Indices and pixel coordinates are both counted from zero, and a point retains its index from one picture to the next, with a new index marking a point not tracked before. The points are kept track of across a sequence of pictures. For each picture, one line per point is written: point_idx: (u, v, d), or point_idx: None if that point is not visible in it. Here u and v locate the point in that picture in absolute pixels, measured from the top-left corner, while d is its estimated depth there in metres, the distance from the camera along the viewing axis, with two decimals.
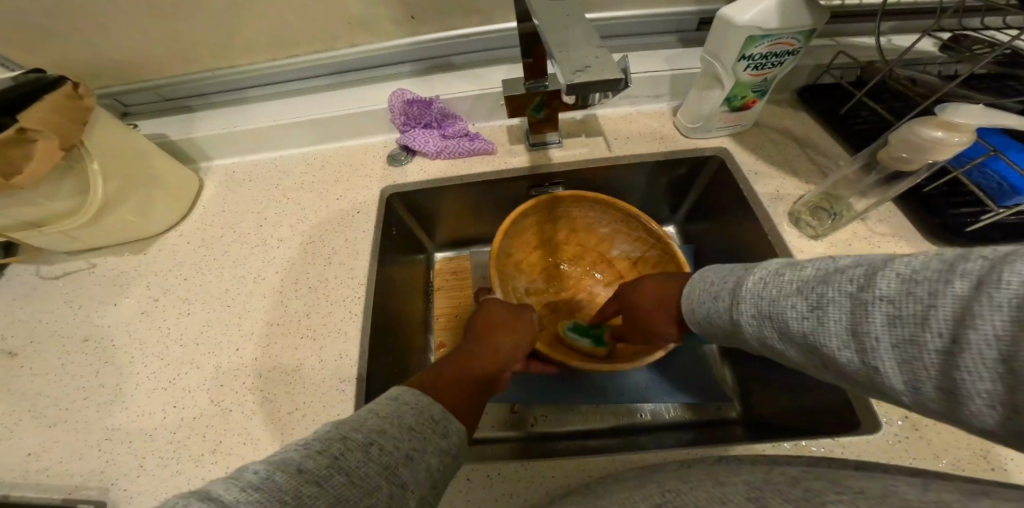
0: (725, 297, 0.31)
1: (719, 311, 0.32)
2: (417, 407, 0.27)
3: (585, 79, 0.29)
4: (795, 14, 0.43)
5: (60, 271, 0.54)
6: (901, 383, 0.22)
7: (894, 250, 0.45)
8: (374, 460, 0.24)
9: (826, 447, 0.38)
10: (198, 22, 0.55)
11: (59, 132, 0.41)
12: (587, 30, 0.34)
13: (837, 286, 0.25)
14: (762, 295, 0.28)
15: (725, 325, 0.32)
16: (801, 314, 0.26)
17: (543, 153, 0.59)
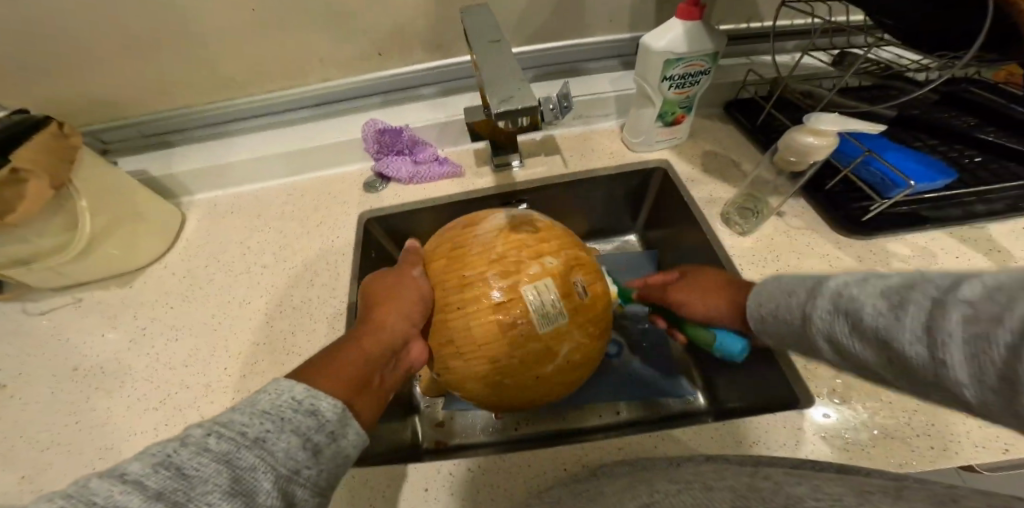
0: (805, 290, 0.29)
1: (792, 307, 0.30)
2: (275, 393, 0.26)
3: (510, 107, 0.35)
4: (700, 40, 0.51)
5: (47, 306, 0.56)
6: (956, 373, 0.20)
7: (811, 241, 0.51)
8: (213, 449, 0.21)
9: (765, 423, 0.43)
10: (175, 59, 0.60)
11: (47, 171, 0.44)
12: (516, 64, 0.40)
13: (924, 289, 0.22)
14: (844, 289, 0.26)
15: (796, 321, 0.30)
16: (880, 313, 0.23)
17: (506, 173, 0.65)
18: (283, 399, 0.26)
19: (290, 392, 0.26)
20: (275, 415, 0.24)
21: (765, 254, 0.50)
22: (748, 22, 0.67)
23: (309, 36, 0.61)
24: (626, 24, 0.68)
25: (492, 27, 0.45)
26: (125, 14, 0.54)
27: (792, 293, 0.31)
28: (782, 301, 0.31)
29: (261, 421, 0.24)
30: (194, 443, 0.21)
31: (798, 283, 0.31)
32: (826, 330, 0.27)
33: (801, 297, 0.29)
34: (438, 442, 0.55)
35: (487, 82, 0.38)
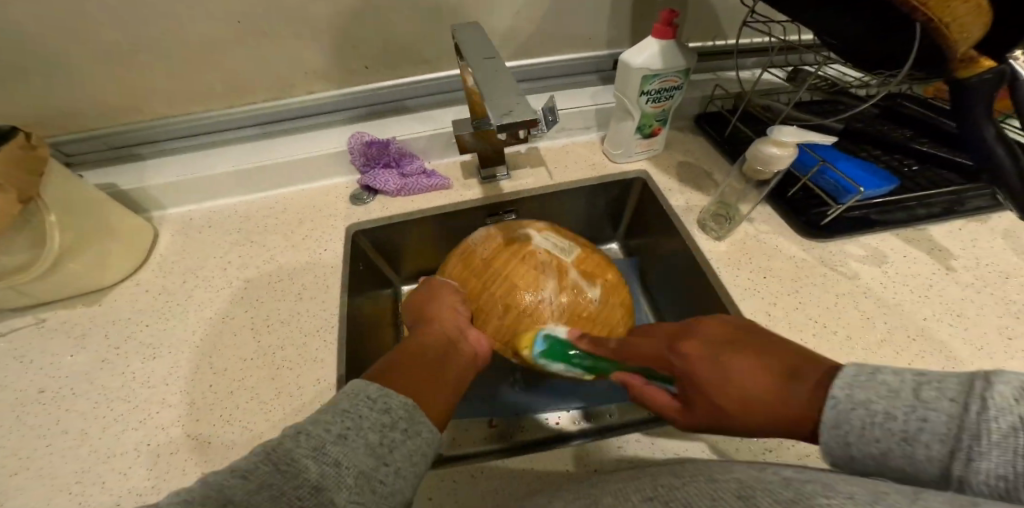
0: (905, 412, 0.22)
1: (879, 428, 0.23)
2: (349, 394, 0.28)
3: (497, 103, 0.32)
4: (673, 58, 0.55)
5: (4, 327, 0.52)
6: None
7: (778, 244, 0.55)
8: (301, 445, 0.24)
9: None
10: (153, 68, 0.59)
11: (15, 184, 0.42)
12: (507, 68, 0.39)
13: None
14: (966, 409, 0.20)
15: (888, 451, 0.22)
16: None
17: (494, 185, 0.66)
18: (361, 399, 0.28)
19: (365, 390, 0.29)
20: (351, 414, 0.27)
21: (739, 257, 0.54)
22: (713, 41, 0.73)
23: (295, 48, 0.61)
24: (602, 42, 0.72)
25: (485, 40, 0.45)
26: (99, 22, 0.53)
27: (916, 421, 0.22)
28: (883, 428, 0.23)
29: (341, 420, 0.26)
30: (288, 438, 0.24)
31: (904, 404, 0.22)
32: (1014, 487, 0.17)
33: (936, 428, 0.21)
34: None
35: (478, 85, 0.36)
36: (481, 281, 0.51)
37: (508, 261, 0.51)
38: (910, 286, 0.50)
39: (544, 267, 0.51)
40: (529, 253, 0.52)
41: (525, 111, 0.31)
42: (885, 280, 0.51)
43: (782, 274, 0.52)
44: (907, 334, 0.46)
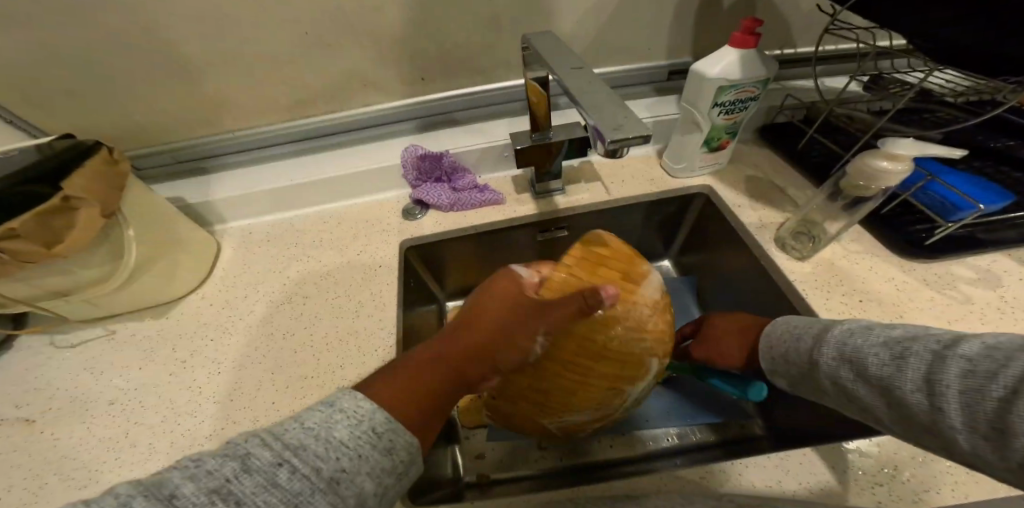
0: (811, 340, 0.35)
1: (804, 352, 0.36)
2: (354, 421, 0.27)
3: (601, 116, 0.30)
4: (751, 68, 0.52)
5: (76, 339, 0.54)
6: (957, 421, 0.24)
7: (872, 264, 0.50)
8: (283, 486, 0.23)
9: (859, 449, 0.40)
10: (221, 82, 0.60)
11: (101, 199, 0.43)
12: (598, 78, 0.37)
13: (924, 344, 0.27)
14: (848, 344, 0.32)
15: (806, 366, 0.35)
16: (881, 362, 0.29)
17: (548, 200, 0.64)
18: (363, 431, 0.27)
19: (372, 421, 0.28)
20: (350, 451, 0.26)
21: (829, 278, 0.49)
22: (781, 49, 0.72)
23: (356, 63, 0.62)
24: (660, 52, 0.70)
25: (566, 50, 0.43)
26: (177, 38, 0.55)
27: (806, 339, 0.36)
28: (793, 344, 0.37)
29: (329, 447, 0.25)
30: (259, 455, 0.24)
31: (807, 330, 0.37)
32: (831, 372, 0.33)
33: (810, 344, 0.35)
34: (480, 475, 0.52)
35: (572, 94, 0.34)
36: (561, 359, 0.39)
37: (598, 374, 0.40)
38: None
39: (601, 408, 0.42)
40: (614, 387, 0.41)
41: (637, 125, 0.29)
42: (1006, 306, 0.45)
43: (882, 296, 0.47)
44: None
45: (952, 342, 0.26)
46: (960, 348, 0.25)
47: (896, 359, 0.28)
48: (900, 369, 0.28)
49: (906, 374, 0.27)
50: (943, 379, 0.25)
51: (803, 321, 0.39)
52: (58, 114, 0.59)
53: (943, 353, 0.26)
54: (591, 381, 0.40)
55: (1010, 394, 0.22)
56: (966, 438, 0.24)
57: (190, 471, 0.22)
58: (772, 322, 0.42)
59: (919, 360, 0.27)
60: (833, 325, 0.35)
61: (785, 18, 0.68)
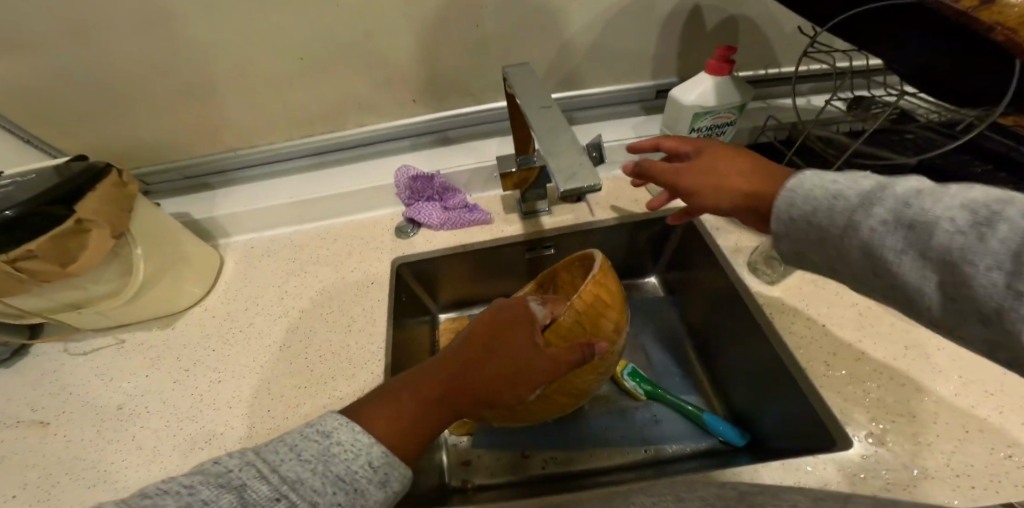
0: (855, 199, 0.29)
1: (835, 212, 0.30)
2: (352, 453, 0.29)
3: (559, 163, 0.33)
4: (726, 95, 0.55)
5: (87, 347, 0.57)
6: None
7: (840, 289, 0.56)
8: None
9: (811, 465, 0.41)
10: (224, 103, 0.64)
11: (109, 221, 0.47)
12: (564, 118, 0.40)
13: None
14: (913, 204, 0.26)
15: (835, 231, 0.30)
16: (957, 231, 0.24)
17: (535, 220, 0.67)
18: (360, 464, 0.29)
19: (369, 454, 0.30)
20: (348, 484, 0.28)
21: (796, 301, 0.55)
22: (765, 69, 0.74)
23: (352, 85, 0.65)
24: (646, 74, 0.72)
25: (539, 85, 0.46)
26: (183, 62, 0.58)
27: (844, 198, 0.30)
28: (824, 203, 0.31)
29: (323, 481, 0.27)
30: (258, 488, 0.25)
31: (847, 186, 0.30)
32: (874, 240, 0.28)
33: (851, 203, 0.29)
34: (464, 481, 0.55)
35: (537, 135, 0.37)
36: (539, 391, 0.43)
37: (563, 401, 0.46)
38: None
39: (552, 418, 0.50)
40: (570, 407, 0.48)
41: (588, 174, 0.31)
42: None
43: (846, 321, 0.53)
44: (988, 388, 0.46)
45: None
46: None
47: (979, 228, 0.23)
48: (983, 241, 0.23)
49: (992, 249, 0.23)
50: None
51: (838, 174, 0.32)
52: (75, 132, 0.64)
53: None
54: (555, 405, 0.46)
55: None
56: None
57: (187, 502, 0.23)
58: (794, 177, 0.33)
59: (1013, 231, 0.22)
60: (890, 183, 0.28)
61: (768, 41, 0.70)
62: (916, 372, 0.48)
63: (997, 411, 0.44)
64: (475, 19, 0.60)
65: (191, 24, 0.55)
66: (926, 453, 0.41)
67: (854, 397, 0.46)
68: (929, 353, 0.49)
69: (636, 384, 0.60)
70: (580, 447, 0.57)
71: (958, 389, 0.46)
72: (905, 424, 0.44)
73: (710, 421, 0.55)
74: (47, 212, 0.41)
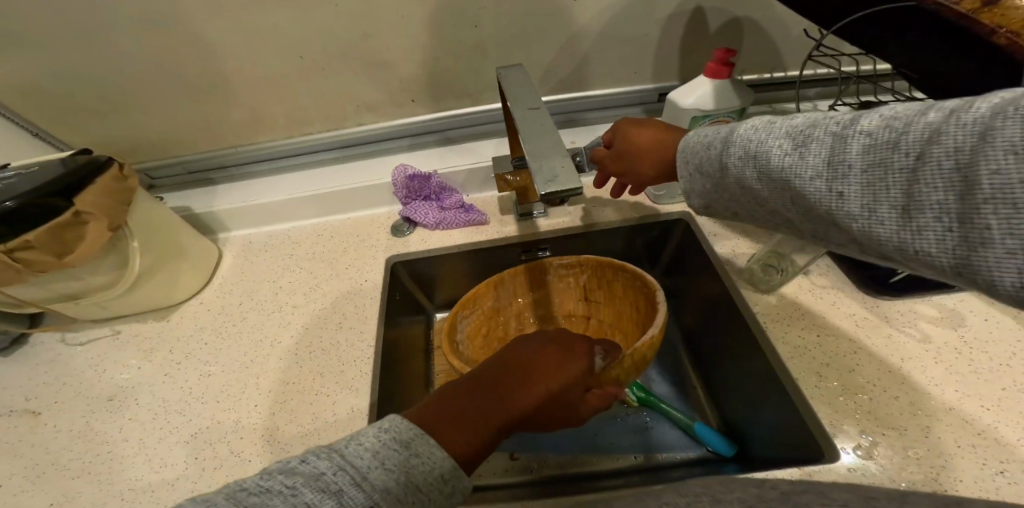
0: (716, 143, 0.34)
1: (709, 158, 0.35)
2: (427, 463, 0.25)
3: (541, 166, 0.33)
4: (725, 99, 0.54)
5: (84, 338, 0.58)
6: (858, 206, 0.24)
7: (836, 299, 0.56)
8: None
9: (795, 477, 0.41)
10: (223, 100, 0.64)
11: (106, 214, 0.47)
12: (552, 120, 0.40)
13: (826, 128, 0.27)
14: (753, 139, 0.31)
15: (712, 172, 0.34)
16: (785, 152, 0.28)
17: (530, 222, 0.67)
18: (435, 477, 0.25)
19: (441, 468, 0.25)
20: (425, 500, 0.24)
21: (792, 312, 0.55)
22: (770, 72, 0.73)
23: (350, 84, 0.65)
24: (647, 76, 0.72)
25: (530, 86, 0.46)
26: (183, 60, 0.59)
27: (711, 146, 0.34)
28: (702, 153, 0.35)
29: (408, 493, 0.23)
30: (352, 496, 0.21)
31: (713, 135, 0.35)
32: (737, 174, 0.32)
33: (715, 150, 0.34)
34: None
35: (522, 138, 0.37)
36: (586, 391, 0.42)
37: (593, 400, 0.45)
38: (990, 353, 0.49)
39: None
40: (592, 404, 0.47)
41: (571, 177, 0.31)
42: (961, 345, 0.50)
43: (842, 332, 0.52)
44: (984, 403, 0.45)
45: (852, 121, 0.26)
46: (862, 124, 0.25)
47: (797, 148, 0.28)
48: (801, 157, 0.27)
49: (809, 163, 0.27)
50: (852, 162, 0.25)
51: (711, 128, 0.37)
52: (78, 127, 0.65)
53: (844, 134, 0.26)
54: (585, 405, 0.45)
55: (915, 162, 0.22)
56: (861, 223, 0.25)
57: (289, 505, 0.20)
58: (684, 139, 0.39)
59: (817, 144, 0.27)
60: (738, 126, 0.33)
61: (771, 45, 0.69)
62: (912, 384, 0.47)
63: (994, 426, 0.43)
64: (473, 19, 0.60)
65: (191, 21, 0.56)
66: (915, 466, 0.41)
67: (845, 409, 0.46)
68: (927, 365, 0.48)
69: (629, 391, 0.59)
70: (569, 452, 0.56)
71: (956, 403, 0.45)
72: (896, 438, 0.43)
73: (699, 430, 0.54)
74: (47, 203, 0.42)
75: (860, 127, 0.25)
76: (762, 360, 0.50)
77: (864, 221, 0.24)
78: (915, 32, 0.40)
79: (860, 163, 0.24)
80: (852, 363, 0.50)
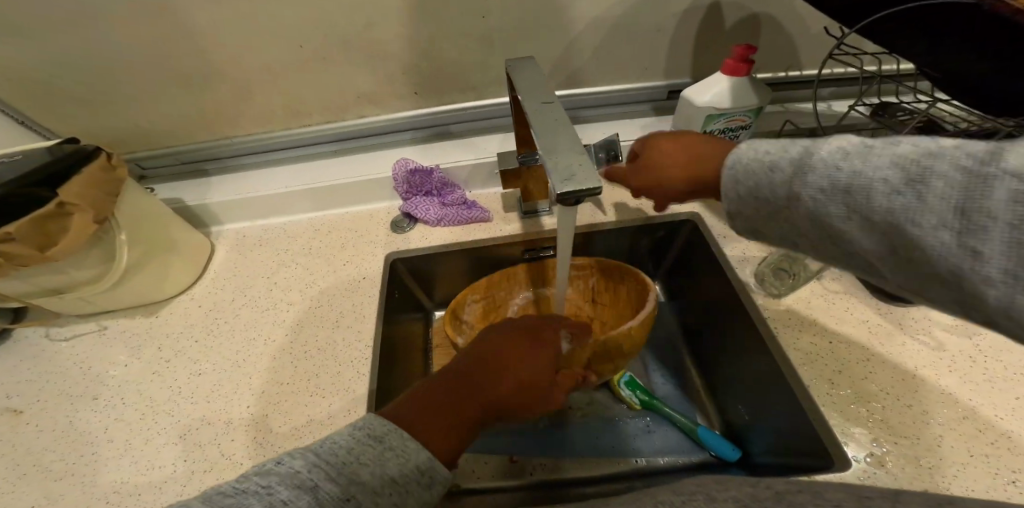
0: (790, 167, 0.28)
1: (777, 184, 0.29)
2: (403, 455, 0.24)
3: (557, 163, 0.31)
4: (742, 97, 0.52)
5: (70, 333, 0.56)
6: (1000, 268, 0.20)
7: (847, 304, 0.54)
8: None
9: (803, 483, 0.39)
10: (218, 90, 0.62)
11: (94, 205, 0.45)
12: (566, 116, 0.38)
13: (949, 161, 0.22)
14: (845, 167, 0.25)
15: (782, 201, 0.29)
16: (892, 190, 0.23)
17: (535, 220, 0.65)
18: (412, 469, 0.24)
19: (417, 458, 0.24)
20: (402, 492, 0.23)
21: (803, 317, 0.53)
22: (785, 71, 0.71)
23: (351, 75, 0.63)
24: (658, 72, 0.70)
25: (543, 80, 0.44)
26: (176, 47, 0.56)
27: (778, 170, 0.29)
28: (763, 176, 0.30)
29: (385, 486, 0.22)
30: (328, 492, 0.20)
31: (781, 154, 0.30)
32: (819, 208, 0.27)
33: (785, 173, 0.29)
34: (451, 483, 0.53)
35: (536, 132, 0.35)
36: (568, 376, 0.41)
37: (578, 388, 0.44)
38: (1005, 362, 0.47)
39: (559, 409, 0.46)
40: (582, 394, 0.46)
41: (590, 175, 0.29)
42: (975, 353, 0.48)
43: (854, 337, 0.51)
44: (998, 412, 0.44)
45: (988, 156, 0.21)
46: (1008, 161, 0.20)
47: (913, 187, 0.23)
48: (917, 200, 0.22)
49: (929, 208, 0.22)
50: (993, 212, 0.20)
51: (768, 142, 0.32)
52: (61, 114, 0.62)
53: (981, 173, 0.20)
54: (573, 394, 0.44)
55: None
56: (1000, 289, 0.20)
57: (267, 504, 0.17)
58: (733, 151, 0.33)
59: (950, 187, 0.21)
60: (820, 146, 0.27)
61: (787, 44, 0.67)
62: (926, 392, 0.46)
63: (1009, 436, 0.42)
64: (480, 10, 0.58)
65: (186, 7, 0.53)
66: (929, 477, 0.40)
67: (856, 416, 0.44)
68: (941, 373, 0.47)
69: (632, 393, 0.58)
70: (569, 454, 0.54)
71: (969, 412, 0.44)
72: (908, 447, 0.42)
73: (702, 434, 0.53)
74: None
75: (1003, 164, 0.20)
76: (772, 366, 0.48)
77: (1004, 287, 0.20)
78: (946, 28, 0.38)
79: (1003, 215, 0.19)
80: (864, 369, 0.48)
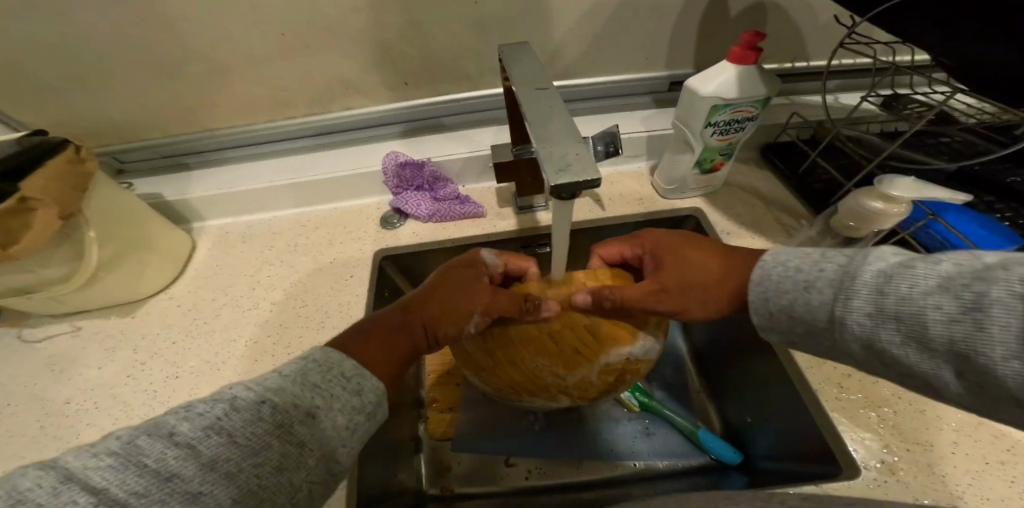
0: (832, 289, 0.28)
1: (820, 307, 0.29)
2: (325, 366, 0.29)
3: (551, 152, 0.28)
4: (749, 86, 0.50)
5: (43, 334, 0.53)
6: None
7: None
8: (267, 419, 0.24)
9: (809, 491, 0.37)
10: (198, 79, 0.59)
11: (60, 199, 0.42)
12: (562, 103, 0.35)
13: (1004, 284, 0.20)
14: (887, 292, 0.25)
15: (830, 324, 0.29)
16: (946, 316, 0.22)
17: (530, 216, 0.62)
18: (334, 374, 0.29)
19: (340, 367, 0.29)
20: (325, 392, 0.27)
21: None
22: (792, 61, 0.68)
23: (337, 64, 0.60)
24: (659, 62, 0.67)
25: (538, 65, 0.41)
26: (151, 33, 0.53)
27: (816, 290, 0.30)
28: (801, 296, 0.31)
29: (306, 389, 0.27)
30: (245, 397, 0.24)
31: (817, 275, 0.30)
32: (872, 335, 0.26)
33: (828, 295, 0.29)
34: (443, 488, 0.51)
35: (529, 121, 0.32)
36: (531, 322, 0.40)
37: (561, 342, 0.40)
38: None
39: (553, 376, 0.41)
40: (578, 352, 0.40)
41: (587, 166, 0.27)
42: None
43: None
44: None
45: None
46: None
47: (966, 313, 0.21)
48: (975, 328, 0.21)
49: (990, 335, 0.20)
50: None
51: (802, 257, 0.33)
52: (33, 105, 0.59)
53: None
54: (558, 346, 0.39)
55: None
56: None
57: (181, 414, 0.22)
58: (762, 268, 0.34)
59: (1008, 313, 0.20)
60: (858, 267, 0.27)
61: (794, 32, 0.64)
62: None
63: None
64: None
65: None
66: (945, 486, 0.37)
67: (866, 422, 0.42)
68: None
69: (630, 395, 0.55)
70: (565, 460, 0.52)
71: (985, 417, 0.41)
72: (921, 454, 0.39)
73: (703, 437, 0.51)
74: None
75: None
76: (777, 368, 0.46)
77: None
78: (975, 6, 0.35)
79: None
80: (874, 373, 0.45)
